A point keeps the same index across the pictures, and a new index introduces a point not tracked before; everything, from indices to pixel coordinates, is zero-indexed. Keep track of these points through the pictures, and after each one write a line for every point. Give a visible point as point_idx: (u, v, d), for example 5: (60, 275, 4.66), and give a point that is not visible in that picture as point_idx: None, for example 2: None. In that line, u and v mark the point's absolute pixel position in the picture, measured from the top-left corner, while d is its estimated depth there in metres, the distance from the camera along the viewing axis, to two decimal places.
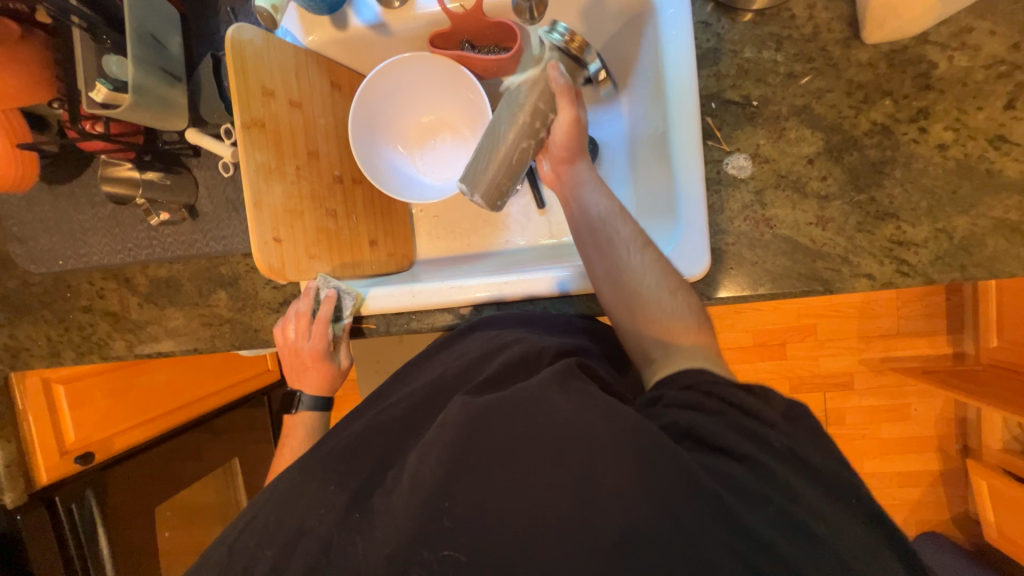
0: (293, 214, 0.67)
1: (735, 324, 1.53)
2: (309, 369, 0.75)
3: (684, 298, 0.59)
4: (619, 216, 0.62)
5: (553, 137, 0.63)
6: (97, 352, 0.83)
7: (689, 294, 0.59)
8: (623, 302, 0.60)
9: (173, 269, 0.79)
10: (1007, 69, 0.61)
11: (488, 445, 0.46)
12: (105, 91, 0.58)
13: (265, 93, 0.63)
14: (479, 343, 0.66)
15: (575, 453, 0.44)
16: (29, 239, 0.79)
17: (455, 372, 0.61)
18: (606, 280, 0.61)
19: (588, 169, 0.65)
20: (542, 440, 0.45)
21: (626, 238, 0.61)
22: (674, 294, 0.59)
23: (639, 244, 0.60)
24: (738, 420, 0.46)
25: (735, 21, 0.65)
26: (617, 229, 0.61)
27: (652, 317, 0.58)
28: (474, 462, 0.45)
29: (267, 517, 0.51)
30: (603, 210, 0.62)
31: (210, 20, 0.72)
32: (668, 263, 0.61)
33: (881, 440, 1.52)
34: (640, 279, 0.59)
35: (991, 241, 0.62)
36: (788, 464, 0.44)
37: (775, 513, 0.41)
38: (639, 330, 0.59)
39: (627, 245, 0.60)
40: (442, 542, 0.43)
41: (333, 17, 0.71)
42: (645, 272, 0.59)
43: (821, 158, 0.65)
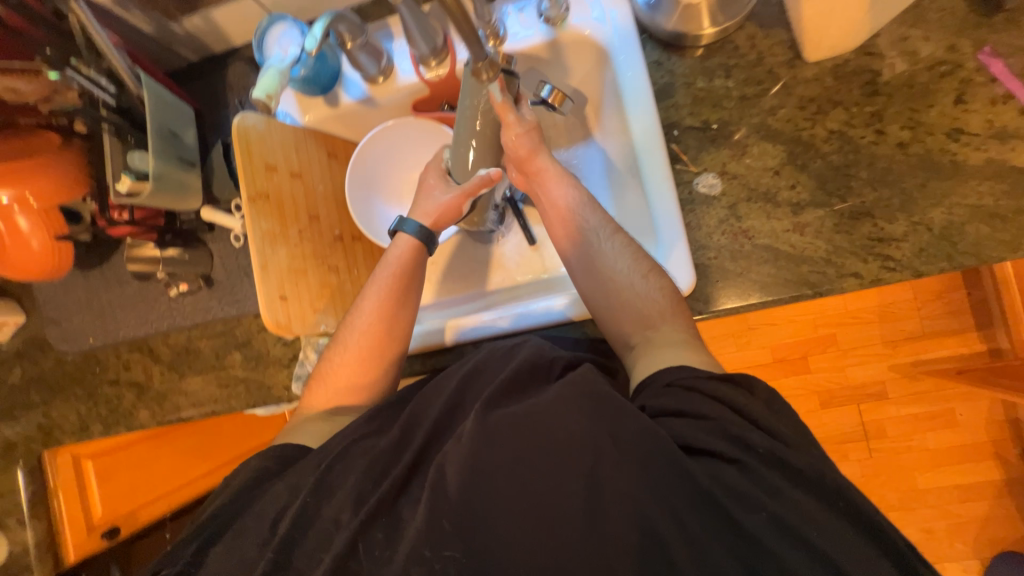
0: (297, 273, 0.72)
1: (751, 341, 1.51)
2: (427, 216, 0.73)
3: (656, 280, 0.64)
4: (590, 209, 0.70)
5: (511, 147, 0.71)
6: (124, 422, 0.87)
7: (661, 276, 0.64)
8: (597, 285, 0.66)
9: (192, 336, 0.85)
10: (949, 67, 0.64)
11: (501, 462, 0.47)
12: (129, 182, 0.65)
13: (269, 168, 0.70)
14: (500, 353, 0.60)
15: (582, 469, 0.45)
16: (64, 321, 0.86)
17: (475, 385, 0.58)
18: (581, 268, 0.68)
19: (551, 163, 0.72)
20: (550, 453, 0.46)
21: (596, 227, 0.68)
22: (646, 277, 0.64)
23: (609, 232, 0.68)
24: (722, 425, 0.47)
25: (684, 57, 0.71)
26: (586, 219, 0.69)
27: (625, 297, 0.64)
28: (489, 479, 0.46)
29: (302, 504, 0.51)
30: (574, 202, 0.70)
31: (221, 112, 0.81)
32: (639, 248, 0.67)
33: (930, 451, 1.42)
34: (610, 263, 0.66)
35: (972, 229, 0.63)
36: (774, 464, 0.45)
37: (767, 517, 0.42)
38: (617, 311, 0.65)
39: (599, 234, 0.68)
40: (445, 543, 0.45)
41: (326, 97, 0.80)
42: (616, 257, 0.66)
43: (787, 169, 0.68)
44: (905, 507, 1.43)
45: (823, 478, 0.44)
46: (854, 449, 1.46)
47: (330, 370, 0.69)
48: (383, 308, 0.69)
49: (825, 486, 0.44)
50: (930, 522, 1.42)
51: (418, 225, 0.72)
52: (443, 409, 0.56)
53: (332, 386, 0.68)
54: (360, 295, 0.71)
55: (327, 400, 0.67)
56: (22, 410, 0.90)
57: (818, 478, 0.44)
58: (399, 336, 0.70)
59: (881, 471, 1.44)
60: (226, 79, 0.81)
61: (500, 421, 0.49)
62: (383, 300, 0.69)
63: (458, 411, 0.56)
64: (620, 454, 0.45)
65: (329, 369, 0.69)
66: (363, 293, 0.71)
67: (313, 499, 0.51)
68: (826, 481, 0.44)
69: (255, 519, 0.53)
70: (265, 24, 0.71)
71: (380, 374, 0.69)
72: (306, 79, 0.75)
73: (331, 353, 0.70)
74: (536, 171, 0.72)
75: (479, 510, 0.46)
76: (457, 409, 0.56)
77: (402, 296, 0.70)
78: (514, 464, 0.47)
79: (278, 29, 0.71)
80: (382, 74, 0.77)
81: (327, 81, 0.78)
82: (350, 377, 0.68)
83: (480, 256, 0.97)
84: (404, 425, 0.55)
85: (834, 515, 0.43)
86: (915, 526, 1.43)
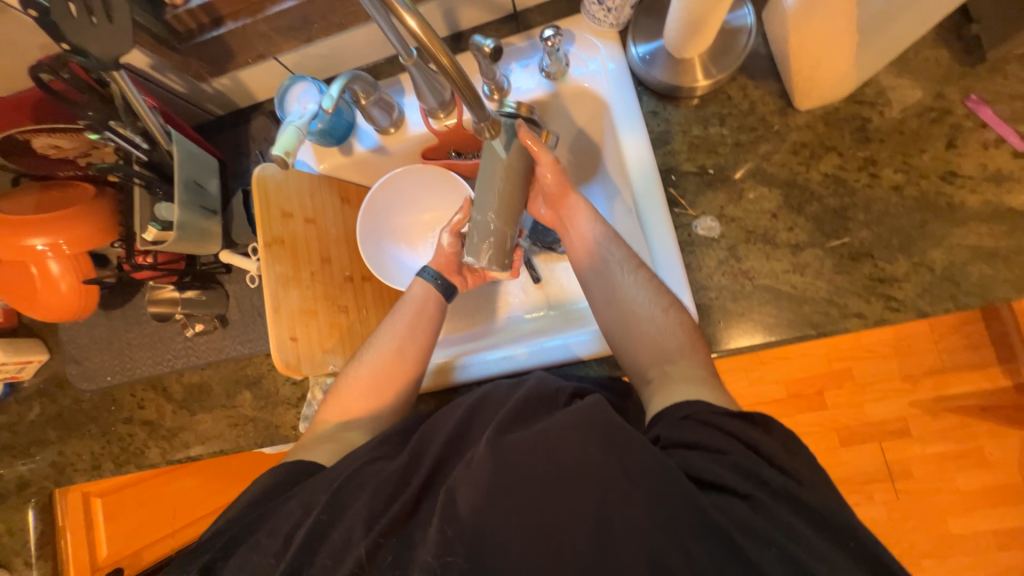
0: (308, 314, 0.75)
1: (764, 375, 1.44)
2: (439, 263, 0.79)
3: (676, 315, 0.65)
4: (612, 243, 0.71)
5: (545, 180, 0.72)
6: (135, 461, 0.88)
7: (681, 311, 0.65)
8: (618, 318, 0.67)
9: (205, 374, 0.87)
10: (938, 114, 0.66)
11: (511, 489, 0.46)
12: (155, 231, 0.70)
13: (285, 215, 0.74)
14: (503, 390, 0.60)
15: (591, 497, 0.45)
16: (84, 359, 0.89)
17: (483, 412, 0.58)
18: (605, 301, 0.68)
19: (580, 200, 0.74)
20: (558, 480, 0.46)
21: (620, 261, 0.70)
22: (665, 310, 0.65)
23: (631, 266, 0.69)
24: (736, 459, 0.46)
25: (679, 107, 0.75)
26: (612, 253, 0.71)
27: (644, 331, 0.65)
28: (500, 506, 0.46)
29: (318, 514, 0.50)
30: (600, 237, 0.72)
31: (243, 162, 0.86)
32: (661, 284, 0.67)
33: (960, 493, 1.35)
34: (632, 296, 0.67)
35: (975, 269, 0.63)
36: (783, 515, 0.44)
37: (778, 554, 0.41)
38: (637, 344, 0.65)
39: (620, 267, 0.69)
40: (445, 547, 0.45)
41: (340, 146, 0.84)
42: (638, 290, 0.67)
43: (784, 212, 0.69)
44: (939, 554, 1.36)
45: (829, 521, 0.43)
46: (878, 489, 1.39)
47: (347, 390, 0.69)
48: (403, 328, 0.72)
49: (838, 539, 0.43)
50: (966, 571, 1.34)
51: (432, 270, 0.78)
52: (450, 437, 0.55)
53: (344, 404, 0.68)
54: (382, 320, 0.75)
55: (337, 416, 0.67)
56: (37, 447, 0.92)
57: (831, 530, 0.43)
58: (414, 360, 0.71)
59: (908, 514, 1.37)
60: (249, 132, 0.87)
61: (508, 445, 0.49)
62: (403, 325, 0.72)
63: (463, 440, 0.56)
64: (629, 483, 0.45)
65: (343, 388, 0.70)
66: (385, 319, 0.74)
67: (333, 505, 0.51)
68: (835, 534, 0.43)
69: (268, 533, 0.52)
70: (286, 83, 0.77)
71: (392, 398, 0.69)
72: (322, 132, 0.80)
73: (347, 373, 0.71)
74: (568, 206, 0.75)
75: (485, 535, 0.45)
76: (466, 431, 0.56)
77: (421, 323, 0.73)
78: (522, 490, 0.46)
79: (298, 88, 0.76)
80: (393, 126, 0.82)
81: (342, 132, 0.82)
82: (363, 397, 0.68)
83: (486, 293, 1.00)
84: (416, 444, 0.55)
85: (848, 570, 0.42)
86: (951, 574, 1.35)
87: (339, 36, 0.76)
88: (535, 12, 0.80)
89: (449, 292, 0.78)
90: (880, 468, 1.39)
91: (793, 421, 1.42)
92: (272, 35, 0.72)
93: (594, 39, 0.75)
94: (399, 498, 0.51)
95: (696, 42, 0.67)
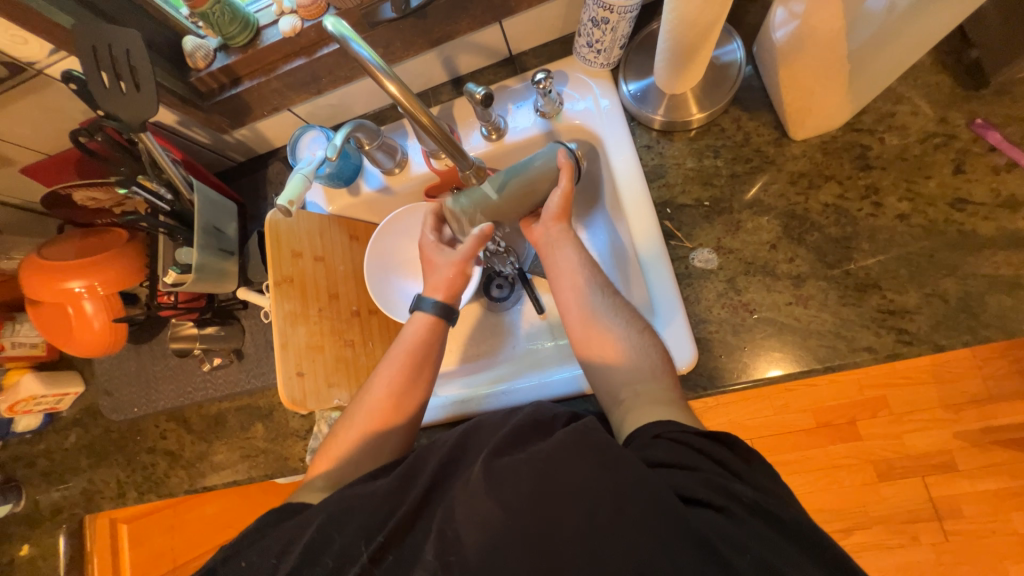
0: (315, 349, 0.78)
1: (789, 404, 1.34)
2: (441, 292, 0.75)
3: (650, 337, 0.65)
4: (592, 270, 0.71)
5: (551, 201, 0.73)
6: (155, 490, 0.92)
7: (655, 335, 0.65)
8: (592, 337, 0.66)
9: (221, 406, 0.91)
10: (942, 139, 0.64)
11: (505, 504, 0.45)
12: (174, 275, 0.75)
13: (295, 254, 0.78)
14: (496, 417, 0.58)
15: (583, 510, 0.43)
16: (113, 392, 0.94)
17: (478, 436, 0.56)
18: (581, 319, 0.68)
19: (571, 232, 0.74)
20: (551, 495, 0.44)
21: (599, 284, 0.70)
22: (641, 332, 0.65)
23: (609, 291, 0.69)
24: (708, 475, 0.46)
25: (673, 140, 0.75)
26: (593, 275, 0.71)
27: (621, 359, 0.63)
28: (494, 522, 0.44)
29: (314, 533, 0.49)
30: (582, 261, 0.72)
31: (261, 204, 0.92)
32: (632, 309, 0.68)
33: (1017, 536, 1.22)
34: (608, 321, 0.66)
35: (993, 300, 0.60)
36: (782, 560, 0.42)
37: (752, 559, 0.40)
38: (609, 366, 0.63)
39: (597, 292, 0.69)
40: (449, 548, 0.45)
41: (349, 187, 0.89)
42: (613, 313, 0.67)
43: (783, 243, 0.68)
44: None
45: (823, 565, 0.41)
46: (923, 529, 1.26)
47: (342, 442, 0.67)
48: (397, 382, 0.69)
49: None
50: None
51: (432, 302, 0.74)
52: (445, 459, 0.54)
53: (336, 459, 0.66)
54: (376, 368, 0.72)
55: (329, 469, 0.65)
56: (71, 474, 0.98)
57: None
58: (411, 411, 0.69)
59: (962, 560, 1.25)
60: (266, 177, 0.93)
61: (504, 466, 0.48)
62: (398, 375, 0.69)
63: (458, 464, 0.54)
64: (619, 502, 0.42)
65: (336, 443, 0.67)
66: (380, 363, 0.72)
67: (326, 528, 0.50)
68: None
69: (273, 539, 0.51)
70: (297, 133, 0.82)
71: (389, 446, 0.67)
72: (331, 175, 0.84)
73: (341, 426, 0.69)
74: (555, 230, 0.74)
75: (482, 545, 0.44)
76: (462, 452, 0.55)
77: (418, 371, 0.70)
78: (515, 504, 0.45)
79: (308, 136, 0.82)
80: (398, 167, 0.86)
81: (350, 175, 0.87)
82: (356, 452, 0.66)
83: (491, 323, 1.01)
84: (407, 466, 0.54)
85: None
86: None
87: (346, 87, 0.81)
88: (530, 55, 0.83)
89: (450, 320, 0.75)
90: (924, 509, 1.26)
91: (823, 452, 1.30)
92: (285, 91, 0.78)
93: (586, 79, 0.78)
94: (397, 511, 0.50)
95: (684, 79, 0.69)
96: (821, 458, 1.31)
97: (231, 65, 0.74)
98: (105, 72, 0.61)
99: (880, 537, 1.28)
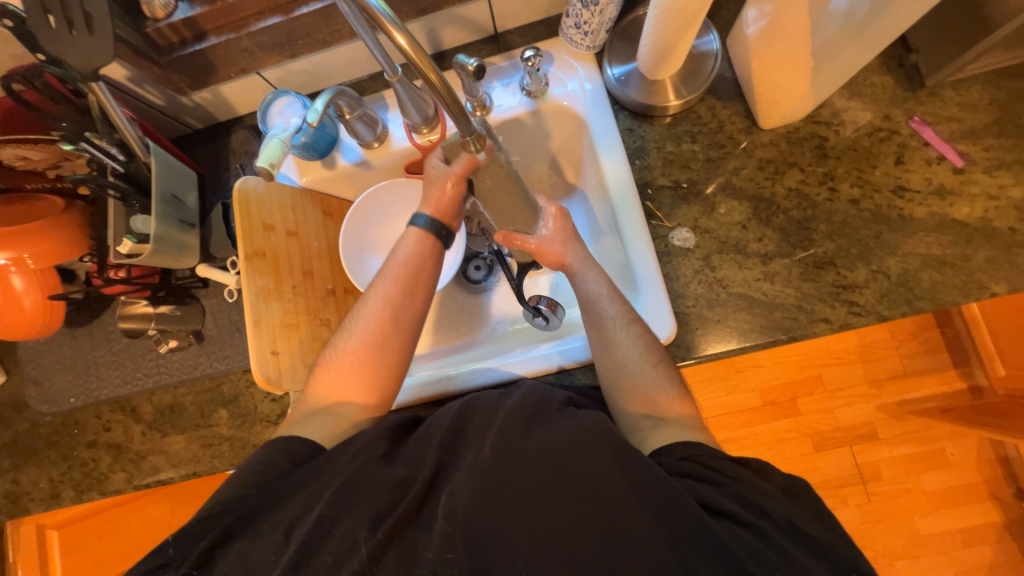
0: (290, 327, 0.74)
1: (740, 384, 1.43)
2: (434, 208, 0.70)
3: (665, 369, 0.63)
4: (610, 297, 0.68)
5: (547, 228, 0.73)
6: (98, 487, 0.84)
7: (641, 325, 0.66)
8: (610, 371, 0.65)
9: (177, 394, 0.84)
10: (887, 133, 0.72)
11: (518, 492, 0.46)
12: (130, 244, 0.68)
13: (267, 228, 0.73)
14: (491, 396, 0.59)
15: (599, 513, 0.45)
16: (44, 380, 0.84)
17: (475, 416, 0.56)
18: (600, 356, 0.66)
19: (576, 253, 0.73)
20: (565, 486, 0.46)
21: (614, 316, 0.66)
22: (654, 366, 0.63)
23: (625, 320, 0.66)
24: (738, 490, 0.47)
25: (653, 125, 0.79)
26: (605, 308, 0.67)
27: (633, 386, 0.62)
28: (507, 505, 0.46)
29: (312, 523, 0.47)
30: (596, 291, 0.69)
31: (222, 175, 0.86)
32: (651, 336, 0.66)
33: (926, 493, 1.36)
34: (624, 348, 0.64)
35: (926, 276, 0.68)
36: (779, 525, 0.45)
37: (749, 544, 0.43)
38: (626, 394, 0.63)
39: (622, 326, 0.66)
40: (446, 545, 0.45)
41: (323, 160, 0.84)
42: (629, 345, 0.64)
43: (753, 223, 0.73)
44: (911, 555, 1.34)
45: (805, 540, 0.44)
46: (852, 492, 1.38)
47: (335, 368, 0.64)
48: (393, 297, 0.67)
49: (817, 549, 0.44)
50: (936, 570, 1.33)
51: (425, 217, 0.70)
52: (444, 443, 0.53)
53: (336, 380, 0.64)
54: (370, 286, 0.69)
55: (329, 389, 0.63)
56: None
57: (805, 541, 0.44)
58: (409, 329, 0.67)
59: (880, 517, 1.36)
60: (229, 146, 0.86)
61: (514, 449, 0.50)
62: (394, 289, 0.68)
63: (458, 447, 0.54)
64: (635, 501, 0.45)
65: (332, 360, 0.65)
66: (376, 279, 0.70)
67: (321, 522, 0.47)
68: (810, 539, 0.44)
69: (270, 526, 0.49)
70: (269, 98, 0.77)
71: (384, 388, 0.65)
72: (305, 146, 0.79)
73: (335, 343, 0.67)
74: (560, 263, 0.73)
75: (495, 536, 0.45)
76: (460, 435, 0.55)
77: (415, 289, 0.68)
78: (527, 497, 0.46)
79: (281, 102, 0.77)
80: (377, 140, 0.82)
81: (326, 146, 0.82)
82: (356, 369, 0.64)
83: (469, 305, 1.01)
84: (411, 457, 0.53)
85: None
86: None
87: (323, 53, 0.77)
88: (515, 34, 0.83)
89: (447, 242, 0.72)
90: (851, 472, 1.38)
91: (769, 428, 1.41)
92: (256, 50, 0.73)
93: (571, 61, 0.79)
94: (401, 500, 0.49)
95: (666, 66, 0.72)
96: (767, 432, 1.42)
97: (196, 18, 0.68)
98: (53, 14, 0.55)
99: None
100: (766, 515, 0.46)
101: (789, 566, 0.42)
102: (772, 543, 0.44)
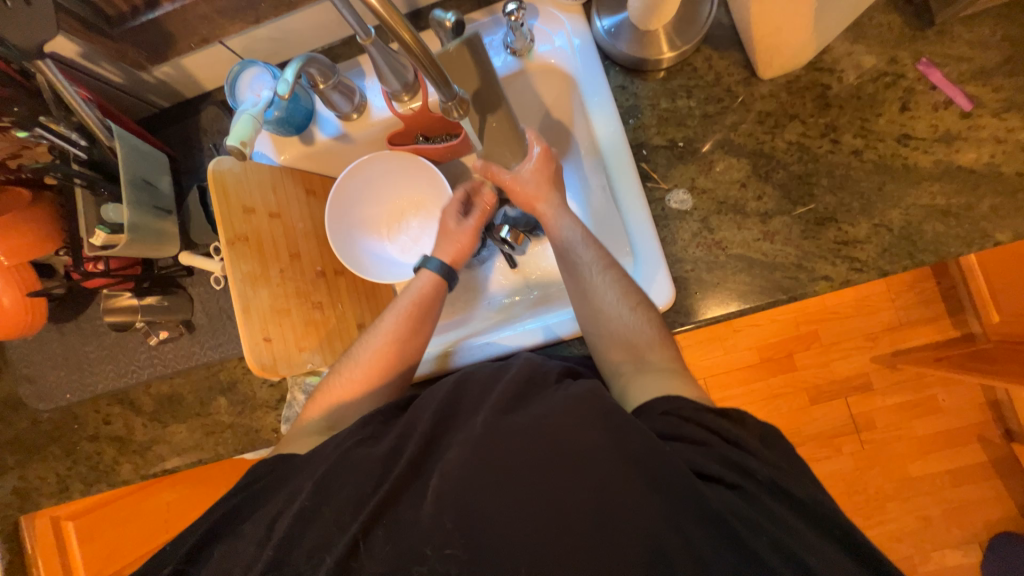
0: (281, 312, 0.72)
1: (735, 343, 1.45)
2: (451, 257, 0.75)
3: (644, 312, 0.63)
4: (585, 243, 0.68)
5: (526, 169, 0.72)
6: (106, 479, 0.84)
7: (618, 270, 0.65)
8: (588, 313, 0.65)
9: (174, 384, 0.83)
10: (892, 78, 0.69)
11: (515, 468, 0.46)
12: (104, 235, 0.65)
13: (246, 210, 0.70)
14: (487, 371, 0.58)
15: (595, 490, 0.44)
16: (38, 378, 0.83)
17: (469, 390, 0.55)
18: (579, 301, 0.66)
19: (555, 202, 0.72)
20: (561, 462, 0.46)
21: (589, 262, 0.67)
22: (633, 309, 0.63)
23: (601, 266, 0.66)
24: (727, 454, 0.47)
25: (647, 80, 0.74)
26: (580, 254, 0.68)
27: (610, 331, 0.62)
28: (503, 481, 0.46)
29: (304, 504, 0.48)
30: (572, 237, 0.69)
31: (196, 157, 0.81)
32: (630, 282, 0.65)
33: (917, 439, 1.40)
34: (603, 292, 0.64)
35: (929, 227, 0.66)
36: (769, 487, 0.45)
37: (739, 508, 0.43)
38: (605, 340, 0.63)
39: (603, 271, 0.65)
40: (443, 540, 0.44)
41: (300, 135, 0.80)
42: (607, 289, 0.64)
43: (752, 180, 0.71)
44: (901, 497, 1.39)
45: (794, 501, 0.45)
46: (846, 442, 1.42)
47: (335, 395, 0.65)
48: (401, 332, 0.67)
49: (807, 506, 0.45)
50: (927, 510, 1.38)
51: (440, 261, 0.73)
52: (438, 418, 0.52)
53: (337, 404, 0.64)
54: (377, 319, 0.70)
55: (327, 413, 0.64)
56: None
57: (793, 501, 0.45)
58: (412, 361, 0.68)
59: (873, 464, 1.41)
60: (199, 125, 0.81)
61: (510, 425, 0.49)
62: (402, 324, 0.68)
63: (453, 423, 0.53)
64: (629, 472, 0.44)
65: (333, 387, 0.66)
66: (385, 311, 0.70)
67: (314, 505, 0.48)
68: (797, 498, 0.45)
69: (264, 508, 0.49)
70: (235, 70, 0.72)
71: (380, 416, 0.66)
72: (279, 120, 0.75)
73: (339, 370, 0.67)
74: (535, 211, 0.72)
75: (492, 515, 0.45)
76: (454, 410, 0.54)
77: (420, 324, 0.69)
78: (523, 473, 0.46)
79: (249, 74, 0.71)
80: (355, 111, 0.78)
81: (302, 120, 0.78)
82: (359, 399, 0.65)
83: (465, 279, 0.98)
84: (402, 435, 0.52)
85: (820, 540, 0.43)
86: (912, 515, 1.39)
87: (288, 17, 0.72)
88: None
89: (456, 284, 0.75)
90: (846, 423, 1.42)
91: (766, 384, 1.44)
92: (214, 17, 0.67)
93: (557, 13, 0.74)
94: (394, 477, 0.49)
95: (659, 15, 0.66)
96: (764, 388, 1.44)
97: None
98: None
99: (810, 451, 1.43)
100: (759, 479, 0.45)
101: (778, 526, 0.43)
102: (763, 506, 0.44)
